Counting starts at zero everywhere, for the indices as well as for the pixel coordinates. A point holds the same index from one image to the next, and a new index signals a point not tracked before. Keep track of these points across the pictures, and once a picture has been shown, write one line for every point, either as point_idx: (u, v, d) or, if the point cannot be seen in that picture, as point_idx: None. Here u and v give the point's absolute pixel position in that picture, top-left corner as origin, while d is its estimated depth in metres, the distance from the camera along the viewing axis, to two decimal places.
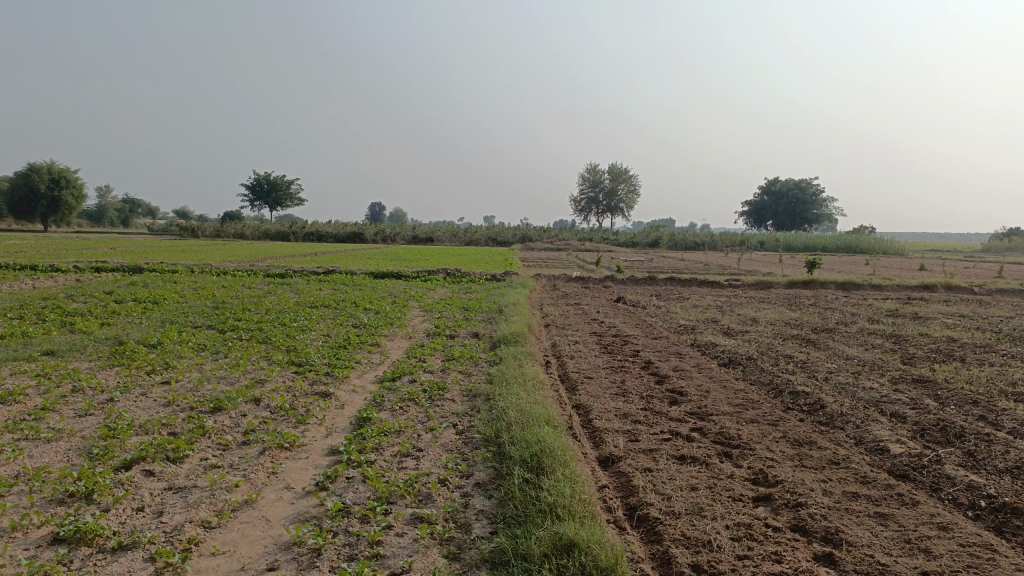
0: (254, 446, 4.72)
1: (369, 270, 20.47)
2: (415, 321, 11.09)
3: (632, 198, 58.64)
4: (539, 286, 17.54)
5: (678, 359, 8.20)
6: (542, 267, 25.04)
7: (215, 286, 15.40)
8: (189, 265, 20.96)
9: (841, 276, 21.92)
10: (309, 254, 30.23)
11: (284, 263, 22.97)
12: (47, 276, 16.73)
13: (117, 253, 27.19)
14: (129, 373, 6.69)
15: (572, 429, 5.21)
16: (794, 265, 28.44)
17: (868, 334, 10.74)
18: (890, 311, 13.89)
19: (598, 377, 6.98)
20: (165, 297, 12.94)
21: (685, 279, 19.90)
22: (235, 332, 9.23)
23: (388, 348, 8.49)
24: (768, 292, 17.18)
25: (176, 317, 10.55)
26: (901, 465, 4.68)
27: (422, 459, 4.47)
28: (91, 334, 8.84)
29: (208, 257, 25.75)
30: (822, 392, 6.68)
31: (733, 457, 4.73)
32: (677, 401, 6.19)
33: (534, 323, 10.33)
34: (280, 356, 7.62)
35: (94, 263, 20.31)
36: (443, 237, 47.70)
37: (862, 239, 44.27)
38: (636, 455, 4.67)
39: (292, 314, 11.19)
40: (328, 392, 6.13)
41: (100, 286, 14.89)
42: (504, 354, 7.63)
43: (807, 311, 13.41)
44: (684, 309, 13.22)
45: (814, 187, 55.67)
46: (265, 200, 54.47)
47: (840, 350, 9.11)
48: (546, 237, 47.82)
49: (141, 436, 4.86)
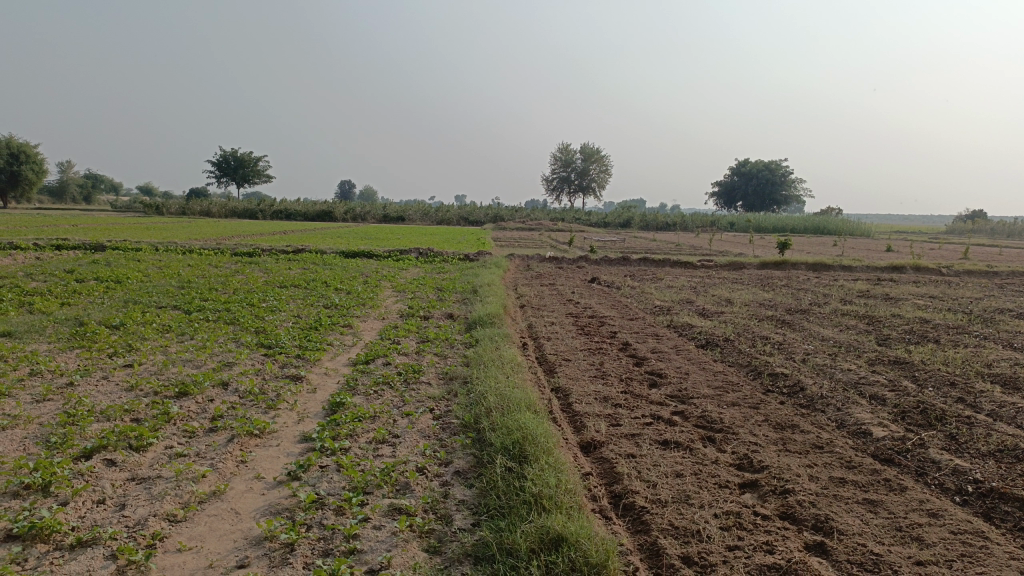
0: (222, 433, 4.53)
1: (339, 248, 20.14)
2: (388, 301, 10.89)
3: (604, 177, 58.58)
4: (512, 265, 17.39)
5: (655, 340, 8.12)
6: (515, 246, 24.90)
7: (181, 265, 15.00)
8: (154, 243, 20.47)
9: (812, 256, 22.09)
10: (278, 231, 29.79)
11: (252, 242, 22.54)
12: (5, 253, 16.21)
13: (79, 230, 26.51)
14: (90, 356, 6.42)
15: (552, 413, 5.08)
16: (765, 246, 28.60)
17: (842, 315, 10.76)
18: (861, 292, 13.97)
19: (576, 359, 6.86)
20: (128, 276, 12.56)
21: (658, 259, 19.89)
22: (203, 312, 8.96)
23: (360, 330, 8.29)
24: (740, 273, 17.22)
25: (140, 296, 10.23)
26: (885, 450, 4.63)
27: (399, 446, 4.31)
28: (50, 314, 8.51)
29: (173, 234, 25.19)
30: (801, 373, 6.64)
31: (717, 441, 4.63)
32: (657, 383, 6.09)
33: (509, 304, 10.19)
34: (249, 337, 7.38)
35: (54, 240, 19.72)
36: (414, 215, 47.29)
37: (831, 220, 44.69)
38: (618, 440, 4.56)
39: (261, 293, 10.91)
40: (299, 375, 5.93)
41: (60, 264, 14.43)
42: (481, 335, 7.47)
43: (780, 291, 13.44)
44: (659, 289, 13.17)
45: (784, 169, 56.06)
46: (232, 177, 53.48)
47: (816, 331, 9.10)
48: (517, 216, 47.62)
49: (102, 423, 4.64)
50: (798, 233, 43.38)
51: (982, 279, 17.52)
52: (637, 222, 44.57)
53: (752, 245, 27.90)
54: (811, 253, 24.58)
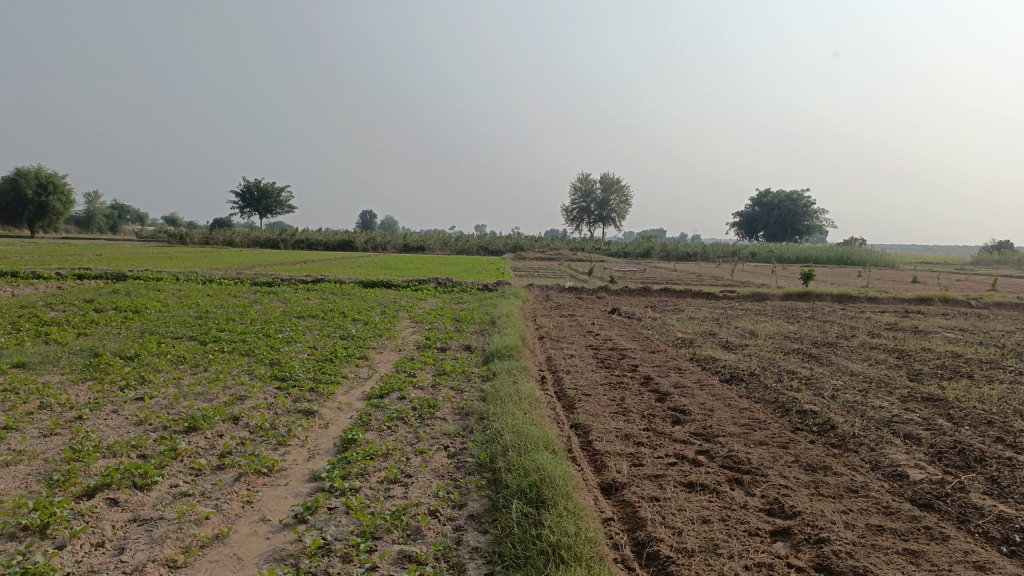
0: (230, 471, 4.38)
1: (358, 278, 20.10)
2: (405, 332, 10.74)
3: (624, 208, 58.51)
4: (532, 296, 17.23)
5: (678, 374, 7.89)
6: (534, 277, 24.76)
7: (200, 295, 14.99)
8: (175, 273, 20.54)
9: (836, 288, 21.73)
10: (299, 261, 29.92)
11: (272, 272, 22.57)
12: (28, 283, 16.31)
13: (103, 259, 26.79)
14: (101, 388, 6.32)
15: (572, 451, 4.89)
16: (788, 277, 28.22)
17: (869, 349, 10.46)
18: (889, 324, 13.64)
19: (596, 394, 6.66)
20: (147, 306, 12.55)
21: (680, 290, 19.66)
22: (218, 344, 8.86)
23: (376, 362, 8.14)
24: (764, 304, 16.93)
25: (157, 327, 10.16)
26: (924, 494, 4.38)
27: (411, 486, 4.14)
28: (66, 345, 8.45)
29: (195, 264, 25.32)
30: (831, 411, 6.39)
31: (745, 484, 4.41)
32: (680, 420, 5.88)
33: (528, 336, 10.01)
34: (263, 370, 7.26)
35: (77, 270, 19.85)
36: (434, 245, 47.40)
37: (855, 251, 44.17)
38: (641, 482, 4.35)
39: (278, 324, 10.81)
40: (311, 410, 5.78)
41: (80, 293, 14.47)
42: (498, 368, 7.29)
43: (805, 324, 13.15)
44: (681, 321, 12.93)
45: (805, 199, 55.70)
46: (255, 207, 54.00)
47: (844, 366, 8.82)
48: (537, 246, 47.55)
49: (107, 460, 4.50)
50: (820, 264, 42.92)
51: (1013, 312, 17.10)
52: (658, 252, 44.34)
53: (774, 276, 27.55)
54: (835, 284, 24.19)
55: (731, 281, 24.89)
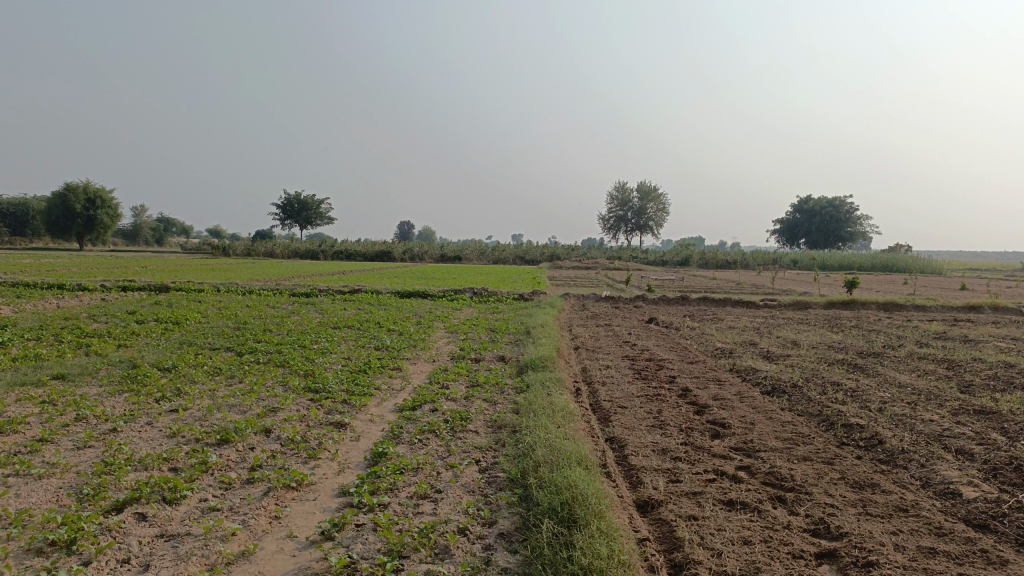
0: (258, 486, 4.33)
1: (395, 288, 20.17)
2: (439, 343, 10.68)
3: (661, 216, 58.06)
4: (568, 306, 17.08)
5: (717, 386, 7.68)
6: (570, 286, 24.61)
7: (239, 306, 15.14)
8: (216, 284, 20.82)
9: (881, 295, 21.20)
10: (337, 272, 30.24)
11: (311, 282, 22.75)
12: (74, 295, 16.66)
13: (148, 271, 27.36)
14: (136, 400, 6.35)
15: (606, 467, 4.75)
16: (831, 285, 27.63)
17: (918, 359, 10.11)
18: (937, 333, 13.21)
19: (632, 407, 6.51)
20: (187, 317, 12.71)
21: (719, 298, 19.34)
22: (254, 355, 8.90)
23: (410, 373, 8.08)
24: (806, 313, 16.55)
25: (195, 338, 10.25)
26: (979, 514, 4.15)
27: (441, 502, 4.04)
28: (106, 357, 8.56)
29: (236, 275, 25.67)
30: (878, 425, 6.14)
31: (788, 503, 4.23)
32: (719, 434, 5.70)
33: (563, 347, 9.87)
34: (297, 381, 7.24)
35: (121, 282, 20.24)
36: (470, 255, 47.52)
37: (900, 257, 43.15)
38: (679, 500, 4.20)
39: (314, 335, 10.83)
40: (342, 423, 5.73)
41: (123, 305, 14.72)
42: (532, 380, 7.17)
43: (849, 333, 12.79)
44: (720, 330, 12.67)
45: (848, 205, 54.67)
46: (295, 219, 54.74)
47: (892, 377, 8.52)
48: (574, 255, 47.36)
49: (138, 473, 4.49)
50: (864, 271, 42.01)
51: None
52: (696, 260, 43.84)
53: (817, 284, 27.00)
54: (880, 292, 23.60)
55: (771, 289, 24.46)
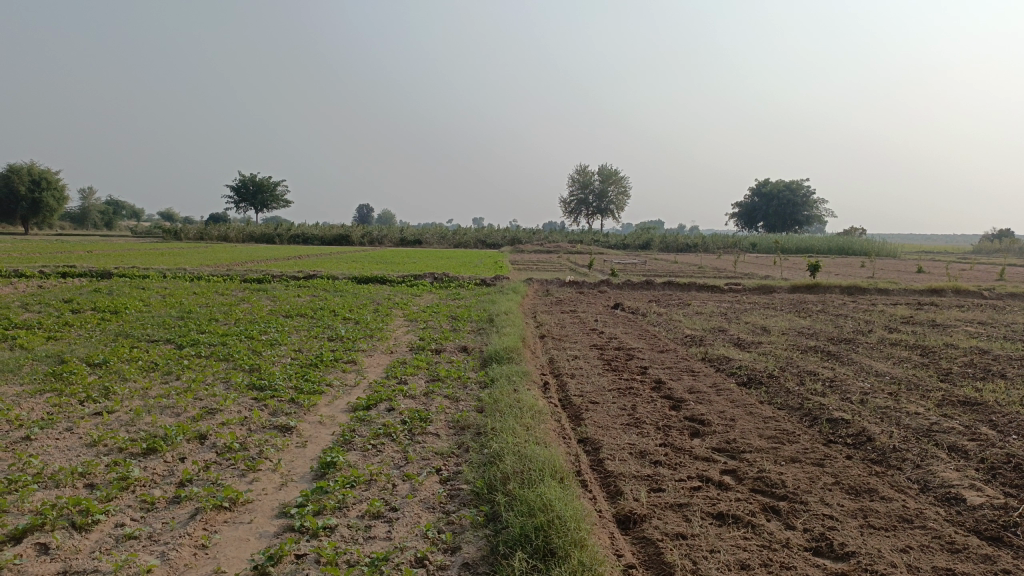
0: (185, 507, 3.77)
1: (353, 273, 19.42)
2: (397, 332, 10.10)
3: (621, 198, 57.91)
4: (531, 291, 16.65)
5: (692, 377, 7.28)
6: (532, 270, 24.21)
7: (186, 293, 14.35)
8: (163, 269, 19.87)
9: (843, 279, 21.17)
10: (293, 256, 29.39)
11: (264, 267, 21.90)
12: (8, 281, 15.67)
13: (93, 256, 26.17)
14: (56, 402, 5.70)
15: (582, 474, 4.30)
16: (792, 268, 27.67)
17: (890, 345, 9.86)
18: (904, 318, 13.04)
19: (604, 402, 6.06)
20: (128, 306, 11.92)
21: (684, 282, 19.09)
22: (196, 348, 8.25)
23: (365, 367, 7.52)
24: (772, 297, 16.35)
25: (133, 329, 9.52)
26: (989, 523, 3.78)
27: (396, 523, 3.54)
28: (31, 351, 7.83)
29: (187, 260, 24.63)
30: (864, 419, 5.79)
31: (783, 514, 3.83)
32: (699, 433, 5.28)
33: (528, 336, 9.40)
34: (240, 378, 6.63)
35: (62, 268, 19.15)
36: (431, 239, 46.74)
37: (857, 240, 43.52)
38: (663, 513, 3.76)
39: (264, 325, 10.18)
40: (287, 426, 5.18)
41: (60, 293, 13.81)
42: (497, 374, 6.68)
43: (817, 318, 12.54)
44: (688, 316, 12.34)
45: (806, 189, 55.14)
46: (251, 202, 53.31)
47: (868, 365, 8.23)
48: (537, 239, 46.87)
49: (48, 492, 3.89)
50: (822, 254, 42.32)
51: None
52: (657, 244, 43.65)
53: (779, 267, 26.99)
54: (840, 276, 23.56)
55: (733, 273, 24.29)
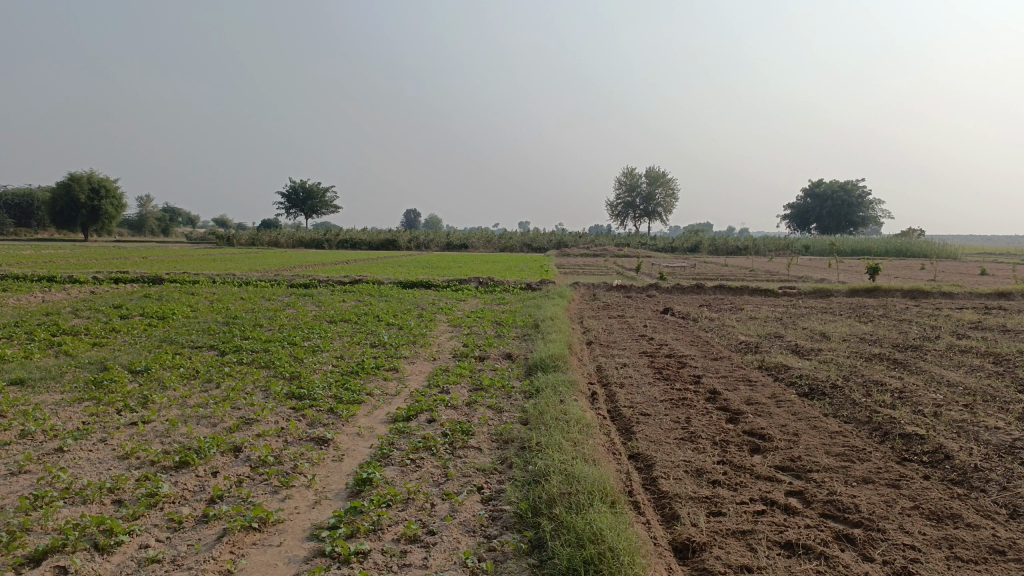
0: (213, 527, 3.58)
1: (398, 278, 19.33)
2: (441, 338, 9.88)
3: (669, 202, 56.99)
4: (578, 295, 16.35)
5: (748, 387, 6.89)
6: (580, 274, 23.89)
7: (232, 298, 14.39)
8: (212, 275, 20.02)
9: (904, 281, 20.37)
10: (340, 261, 29.56)
11: (311, 273, 21.95)
12: (63, 287, 15.92)
13: (147, 262, 26.71)
14: (93, 411, 5.59)
15: (633, 495, 4.00)
16: (848, 270, 26.82)
17: (961, 352, 9.30)
18: (973, 322, 12.39)
19: (656, 415, 5.73)
20: (174, 312, 11.96)
21: (736, 285, 18.57)
22: (238, 355, 8.13)
23: (407, 375, 7.30)
24: (828, 302, 15.74)
25: (178, 336, 9.47)
26: None
27: (434, 549, 3.28)
28: (76, 358, 7.81)
29: (236, 266, 24.84)
30: (939, 435, 5.34)
31: (858, 544, 3.47)
32: (760, 449, 4.92)
33: (574, 342, 9.10)
34: (279, 386, 6.47)
35: (115, 274, 19.44)
36: (477, 244, 46.58)
37: (916, 242, 42.03)
38: (725, 541, 3.43)
39: (307, 331, 10.06)
40: (323, 439, 4.97)
41: (110, 299, 13.95)
42: (542, 384, 6.39)
43: (880, 323, 11.94)
44: (741, 321, 11.90)
45: (861, 189, 53.67)
46: (301, 208, 54.01)
47: (938, 374, 7.72)
48: (583, 242, 46.43)
49: (73, 509, 3.73)
50: (878, 256, 41.04)
51: None
52: (706, 246, 42.83)
53: (835, 270, 26.16)
54: (899, 279, 22.65)
55: (787, 276, 23.58)
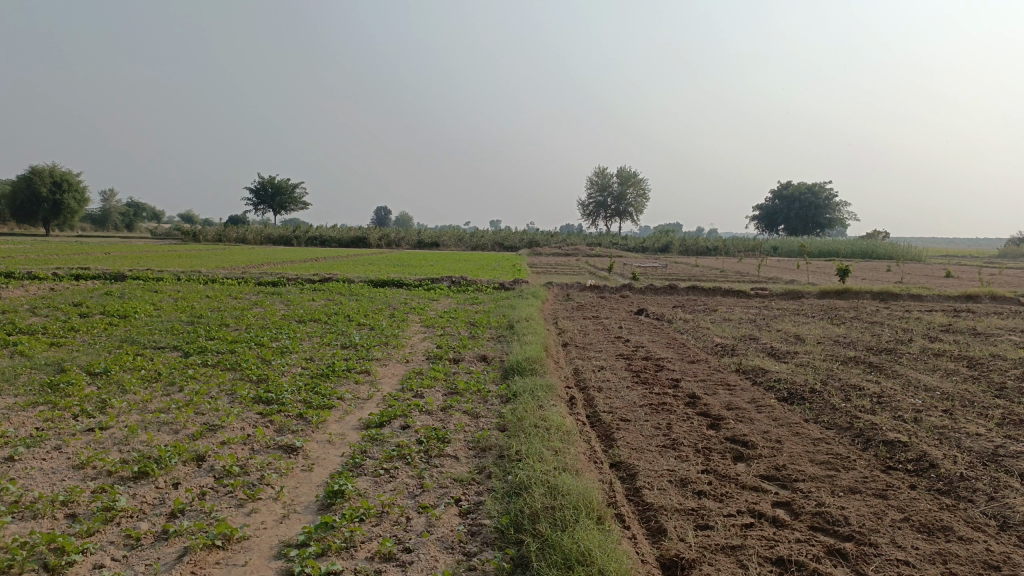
0: (174, 545, 3.35)
1: (368, 277, 19.00)
2: (413, 339, 9.66)
3: (641, 202, 57.14)
4: (552, 295, 16.21)
5: (727, 391, 6.79)
6: (553, 274, 23.76)
7: (198, 297, 14.01)
8: (177, 272, 19.54)
9: (873, 284, 20.54)
10: (310, 259, 29.13)
11: (280, 270, 21.55)
12: (20, 284, 15.39)
13: (110, 258, 26.05)
14: (47, 416, 5.29)
15: (618, 507, 3.85)
16: (818, 272, 27.02)
17: (935, 356, 9.30)
18: (943, 325, 12.46)
19: (636, 420, 5.60)
20: (137, 310, 11.58)
21: (708, 287, 18.55)
22: (204, 356, 7.85)
23: (379, 378, 7.08)
24: (801, 304, 15.75)
25: (141, 336, 9.14)
26: None
27: (410, 568, 3.09)
28: (32, 358, 7.47)
29: (203, 263, 24.30)
30: (922, 442, 5.27)
31: (851, 559, 3.36)
32: (744, 457, 4.80)
33: (550, 344, 8.95)
34: (246, 390, 6.22)
35: (75, 269, 18.88)
36: (448, 242, 46.27)
37: (882, 245, 42.56)
38: (714, 557, 3.30)
39: (275, 331, 9.78)
40: (292, 447, 4.75)
41: (70, 296, 13.49)
42: (519, 388, 6.22)
43: (853, 326, 11.94)
44: (715, 323, 11.84)
45: (828, 192, 54.30)
46: (270, 204, 53.26)
47: (915, 378, 7.69)
48: (555, 242, 46.36)
49: (22, 525, 3.47)
50: (845, 259, 41.51)
51: None
52: (677, 246, 43.05)
53: (805, 272, 26.34)
54: (867, 281, 22.87)
55: (757, 277, 23.68)
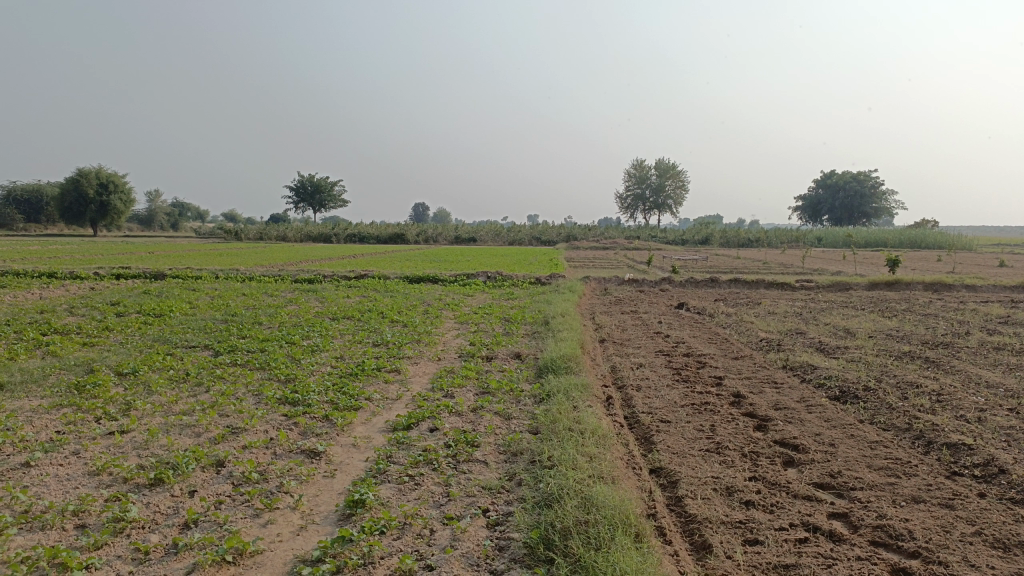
0: (183, 560, 3.15)
1: (404, 273, 18.87)
2: (446, 336, 9.42)
3: (681, 194, 56.34)
4: (589, 290, 15.88)
5: (774, 390, 6.42)
6: (590, 268, 23.39)
7: (234, 295, 13.97)
8: (216, 270, 19.62)
9: (925, 274, 19.76)
10: (348, 256, 29.18)
11: (317, 267, 21.53)
12: (62, 284, 15.55)
13: (154, 257, 26.41)
14: (70, 419, 5.18)
15: (658, 519, 3.56)
16: (866, 263, 26.17)
17: (995, 350, 8.78)
18: (1002, 317, 11.83)
19: (677, 422, 5.29)
20: (172, 309, 11.55)
21: (751, 279, 18.00)
22: (233, 355, 7.71)
23: (410, 377, 6.87)
24: (849, 296, 15.12)
25: (173, 335, 9.05)
26: None
27: None
28: (62, 359, 7.40)
29: (243, 260, 24.46)
30: (989, 444, 4.86)
31: None
32: (795, 463, 4.46)
33: (586, 340, 8.65)
34: (273, 391, 6.05)
35: (117, 269, 19.06)
36: (485, 236, 46.00)
37: (933, 234, 41.16)
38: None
39: (307, 329, 9.63)
40: (315, 452, 4.55)
41: (108, 295, 13.57)
42: (553, 388, 5.94)
43: (905, 319, 11.41)
44: (760, 317, 11.40)
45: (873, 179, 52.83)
46: (309, 202, 53.65)
47: (976, 374, 7.22)
48: (592, 236, 45.80)
49: (27, 537, 3.31)
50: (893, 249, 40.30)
51: None
52: (717, 239, 42.29)
53: (852, 262, 25.54)
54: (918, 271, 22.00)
55: (802, 269, 22.97)
